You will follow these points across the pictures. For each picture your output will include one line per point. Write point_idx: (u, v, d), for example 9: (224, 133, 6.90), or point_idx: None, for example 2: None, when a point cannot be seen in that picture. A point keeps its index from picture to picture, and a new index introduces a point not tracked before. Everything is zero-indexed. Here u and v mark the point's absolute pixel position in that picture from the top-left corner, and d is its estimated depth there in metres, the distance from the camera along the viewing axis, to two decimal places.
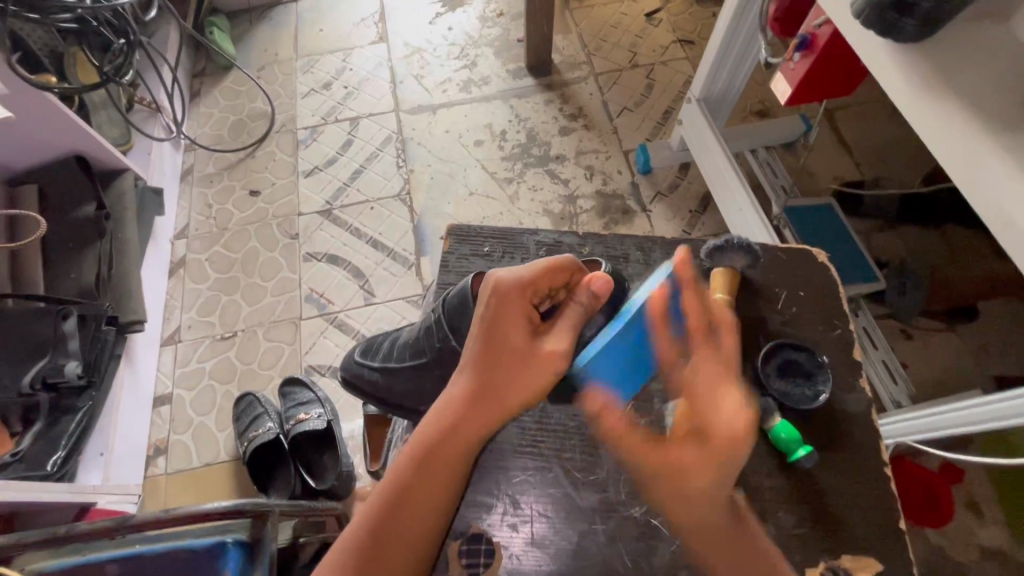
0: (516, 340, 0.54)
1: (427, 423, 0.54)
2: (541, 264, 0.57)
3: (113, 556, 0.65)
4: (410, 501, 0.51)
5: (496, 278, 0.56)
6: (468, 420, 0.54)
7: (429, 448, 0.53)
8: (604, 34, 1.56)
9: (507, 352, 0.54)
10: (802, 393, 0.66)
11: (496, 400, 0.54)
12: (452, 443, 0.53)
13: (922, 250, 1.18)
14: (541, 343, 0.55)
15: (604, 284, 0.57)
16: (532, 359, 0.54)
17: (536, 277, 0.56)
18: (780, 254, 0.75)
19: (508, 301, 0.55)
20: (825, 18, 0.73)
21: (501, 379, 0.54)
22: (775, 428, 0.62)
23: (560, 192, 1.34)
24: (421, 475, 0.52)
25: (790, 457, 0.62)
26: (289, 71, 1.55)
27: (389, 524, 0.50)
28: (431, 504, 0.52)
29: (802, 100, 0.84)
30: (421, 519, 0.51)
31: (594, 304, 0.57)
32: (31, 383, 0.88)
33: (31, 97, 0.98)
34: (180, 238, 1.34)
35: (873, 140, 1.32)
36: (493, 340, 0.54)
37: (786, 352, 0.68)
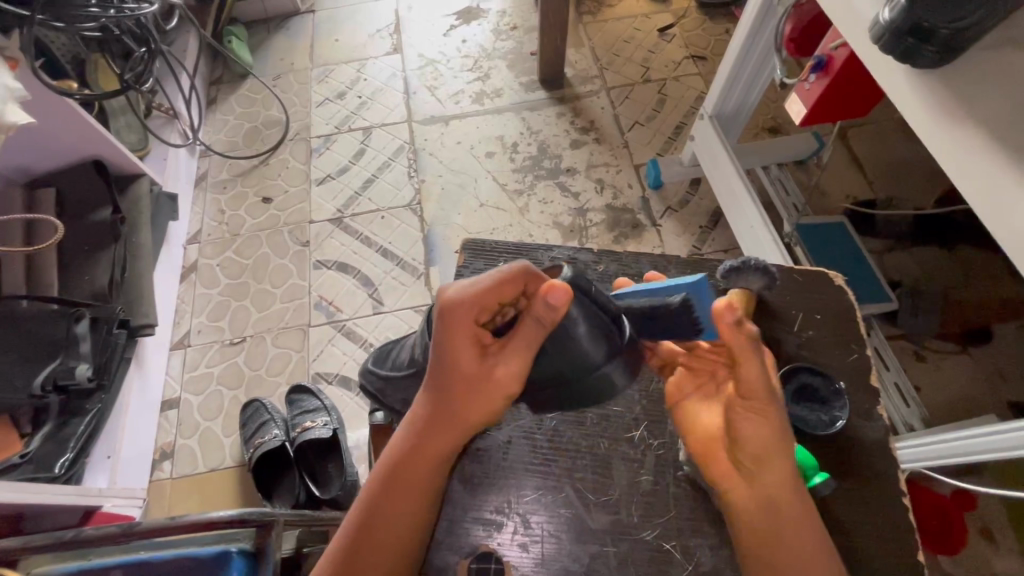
0: (467, 362, 0.50)
1: (399, 438, 0.53)
2: (490, 275, 0.49)
3: (118, 562, 0.65)
4: (385, 513, 0.52)
5: (444, 294, 0.49)
6: (432, 440, 0.52)
7: (399, 464, 0.52)
8: (616, 48, 1.57)
9: (462, 374, 0.50)
10: (819, 419, 0.65)
11: (454, 422, 0.51)
12: (418, 464, 0.53)
13: (936, 271, 1.17)
14: (492, 361, 0.50)
15: (562, 295, 0.47)
16: (487, 382, 0.50)
17: (482, 294, 0.49)
18: (797, 276, 0.75)
19: (455, 318, 0.49)
20: (842, 40, 0.73)
21: (460, 404, 0.51)
22: (793, 453, 0.62)
23: (570, 205, 1.34)
24: (388, 497, 0.52)
25: (807, 484, 0.62)
26: (305, 80, 1.57)
27: (365, 538, 0.51)
28: (405, 522, 0.52)
29: (817, 120, 0.84)
30: (394, 539, 0.52)
31: (551, 316, 0.48)
32: (42, 385, 0.88)
33: (54, 102, 1.00)
34: (193, 243, 1.35)
35: (886, 159, 1.31)
36: (443, 363, 0.50)
37: (803, 376, 0.67)
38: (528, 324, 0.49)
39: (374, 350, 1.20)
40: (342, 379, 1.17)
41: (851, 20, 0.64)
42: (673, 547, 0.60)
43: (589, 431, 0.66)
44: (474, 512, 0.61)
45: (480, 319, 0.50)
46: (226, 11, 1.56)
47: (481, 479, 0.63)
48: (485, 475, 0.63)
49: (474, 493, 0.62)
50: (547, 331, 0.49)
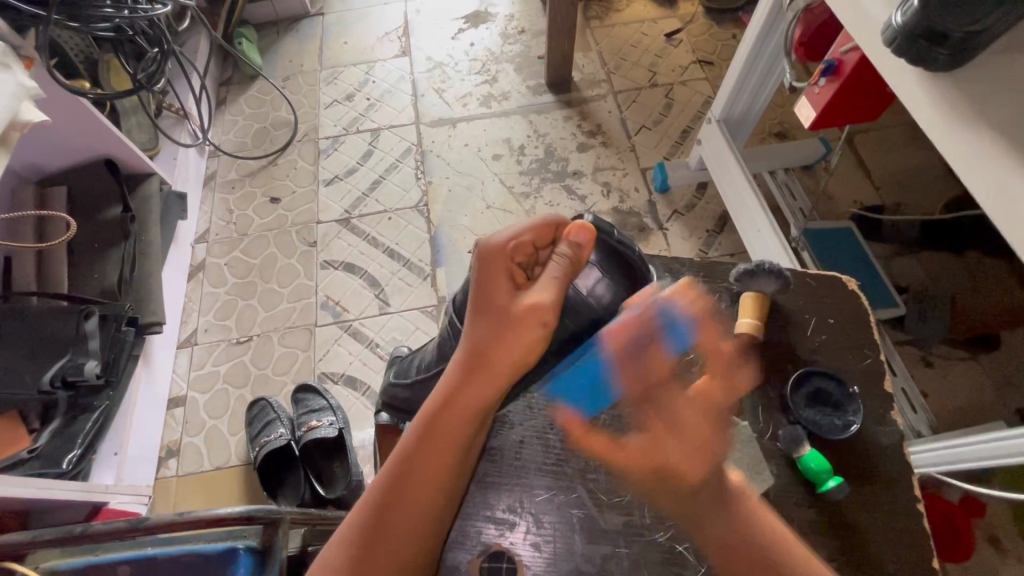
0: (504, 297, 0.54)
1: (434, 392, 0.55)
2: (526, 223, 0.57)
3: (125, 558, 0.65)
4: (417, 469, 0.52)
5: (484, 241, 0.56)
6: (466, 389, 0.54)
7: (433, 418, 0.53)
8: (623, 53, 1.58)
9: (497, 313, 0.54)
10: (833, 423, 0.64)
11: (489, 367, 0.53)
12: (453, 412, 0.53)
13: (944, 277, 1.17)
14: (524, 299, 0.54)
15: (587, 234, 0.57)
16: (519, 317, 0.53)
17: (521, 234, 0.56)
18: (810, 280, 0.74)
19: (492, 261, 0.56)
20: (853, 44, 0.73)
21: (492, 345, 0.53)
22: (805, 458, 0.61)
23: (576, 208, 1.34)
24: (424, 445, 0.53)
25: (820, 488, 0.61)
26: (313, 82, 1.58)
27: (395, 492, 0.52)
28: (435, 476, 0.53)
29: (827, 124, 0.84)
30: (427, 488, 0.52)
31: (579, 253, 0.56)
32: (50, 381, 0.89)
33: (67, 101, 1.01)
34: (201, 242, 1.36)
35: (893, 165, 1.31)
36: (483, 302, 0.55)
37: (817, 380, 0.67)
38: (556, 262, 0.56)
39: (381, 350, 1.20)
40: (348, 379, 1.18)
41: (864, 22, 0.64)
42: (686, 549, 0.60)
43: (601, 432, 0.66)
44: (485, 511, 0.61)
45: (514, 259, 0.56)
46: (237, 13, 1.58)
47: (493, 478, 0.63)
48: (497, 473, 0.63)
49: (486, 492, 0.62)
50: (575, 269, 0.56)
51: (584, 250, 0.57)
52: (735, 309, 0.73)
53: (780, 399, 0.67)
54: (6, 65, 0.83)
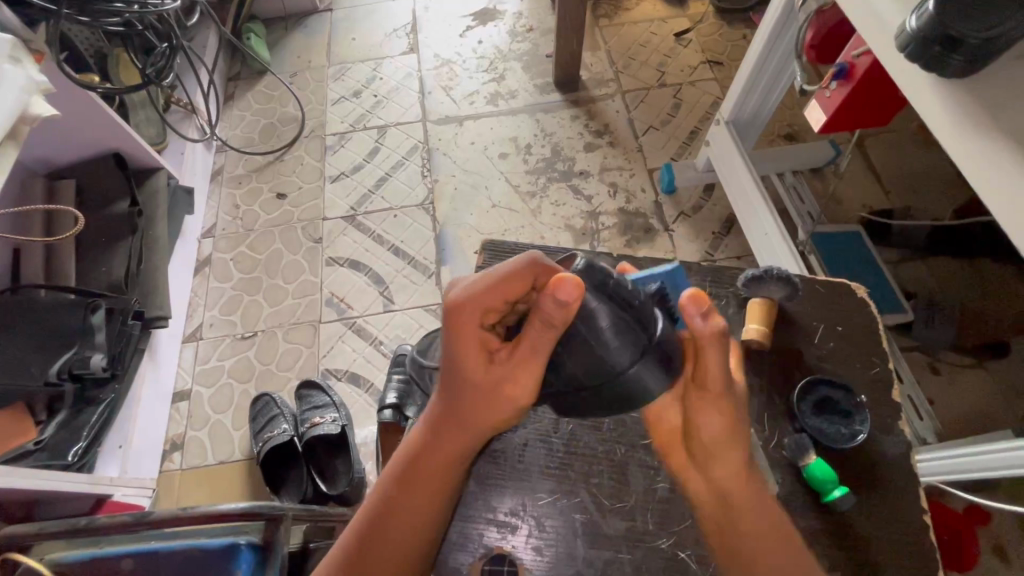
0: (473, 368, 0.49)
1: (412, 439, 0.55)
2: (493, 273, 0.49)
3: (129, 552, 0.66)
4: (397, 506, 0.53)
5: (450, 300, 0.48)
6: (443, 442, 0.53)
7: (411, 463, 0.54)
8: (632, 52, 1.57)
9: (464, 386, 0.50)
10: (839, 432, 0.64)
11: (465, 429, 0.52)
12: (431, 459, 0.54)
13: (953, 283, 1.16)
14: (498, 373, 0.49)
15: (571, 288, 0.45)
16: (486, 392, 0.50)
17: (488, 291, 0.48)
18: (818, 286, 0.74)
19: (459, 323, 0.48)
20: (866, 47, 0.72)
21: (459, 416, 0.52)
22: (811, 465, 0.61)
23: (582, 208, 1.34)
24: (404, 485, 0.54)
25: (825, 497, 0.61)
26: (321, 78, 1.58)
27: (377, 527, 0.53)
28: (417, 515, 0.54)
29: (837, 128, 0.83)
30: (409, 526, 0.54)
31: (564, 313, 0.46)
32: (58, 373, 0.90)
33: (77, 95, 1.01)
34: (207, 237, 1.36)
35: (904, 169, 1.29)
36: (448, 370, 0.50)
37: (823, 388, 0.67)
38: (532, 323, 0.47)
39: (385, 348, 1.21)
40: (351, 376, 1.18)
41: (877, 26, 0.64)
42: (688, 556, 0.60)
43: (605, 437, 0.66)
44: (488, 513, 0.61)
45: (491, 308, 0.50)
46: (246, 8, 1.58)
47: (495, 480, 0.63)
48: (499, 475, 0.63)
49: (488, 494, 0.62)
50: (556, 330, 0.47)
51: (570, 306, 0.45)
52: (743, 314, 0.72)
53: (787, 406, 0.66)
54: (18, 60, 0.83)
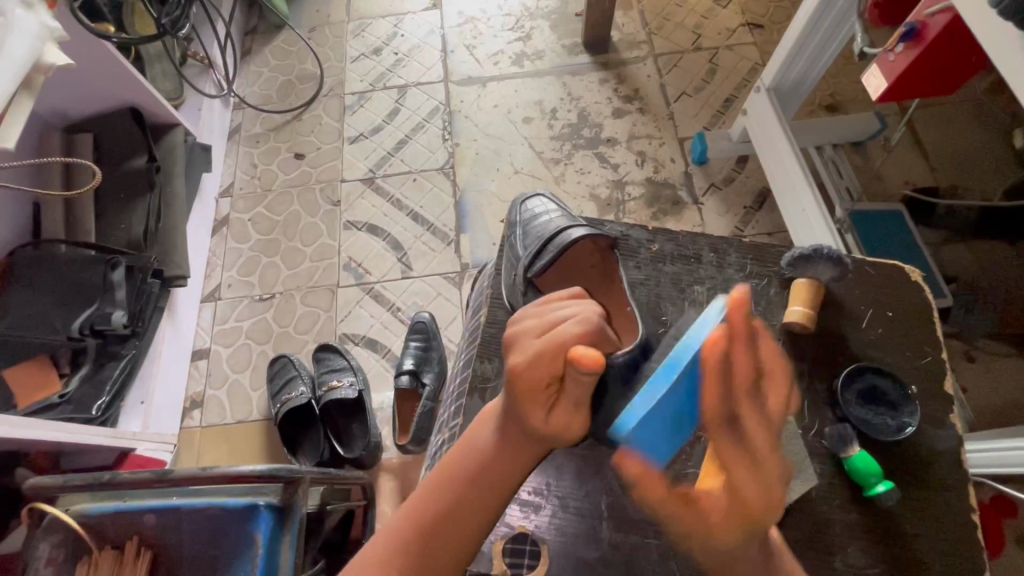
0: (535, 416, 0.46)
1: (479, 439, 0.52)
2: (553, 335, 0.44)
3: (150, 507, 0.66)
4: (461, 502, 0.50)
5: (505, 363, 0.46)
6: (512, 446, 0.50)
7: (481, 461, 0.51)
8: (667, 12, 1.48)
9: (531, 425, 0.47)
10: (885, 424, 0.61)
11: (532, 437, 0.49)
12: (502, 459, 0.50)
13: (999, 269, 1.10)
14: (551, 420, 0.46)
15: (593, 361, 0.40)
16: (554, 439, 0.48)
17: (547, 357, 0.43)
18: (868, 269, 0.70)
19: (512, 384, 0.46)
20: (944, 5, 0.65)
21: (528, 438, 0.49)
22: (853, 457, 0.59)
23: (608, 177, 1.29)
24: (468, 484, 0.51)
25: (868, 491, 0.59)
26: (340, 34, 1.52)
27: (439, 521, 0.50)
28: (481, 514, 0.50)
29: (898, 97, 0.77)
30: (470, 526, 0.50)
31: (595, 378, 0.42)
32: (80, 328, 0.91)
33: (90, 43, 0.98)
34: (225, 196, 1.34)
35: (954, 146, 1.22)
36: (515, 412, 0.48)
37: (870, 377, 0.63)
38: (573, 386, 0.44)
39: (403, 316, 1.19)
40: (369, 342, 1.17)
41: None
42: None
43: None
44: None
45: (598, 282, 0.69)
46: None
47: None
48: None
49: None
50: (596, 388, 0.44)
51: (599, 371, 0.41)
52: (785, 295, 0.69)
53: (826, 395, 0.64)
54: (30, 5, 0.80)
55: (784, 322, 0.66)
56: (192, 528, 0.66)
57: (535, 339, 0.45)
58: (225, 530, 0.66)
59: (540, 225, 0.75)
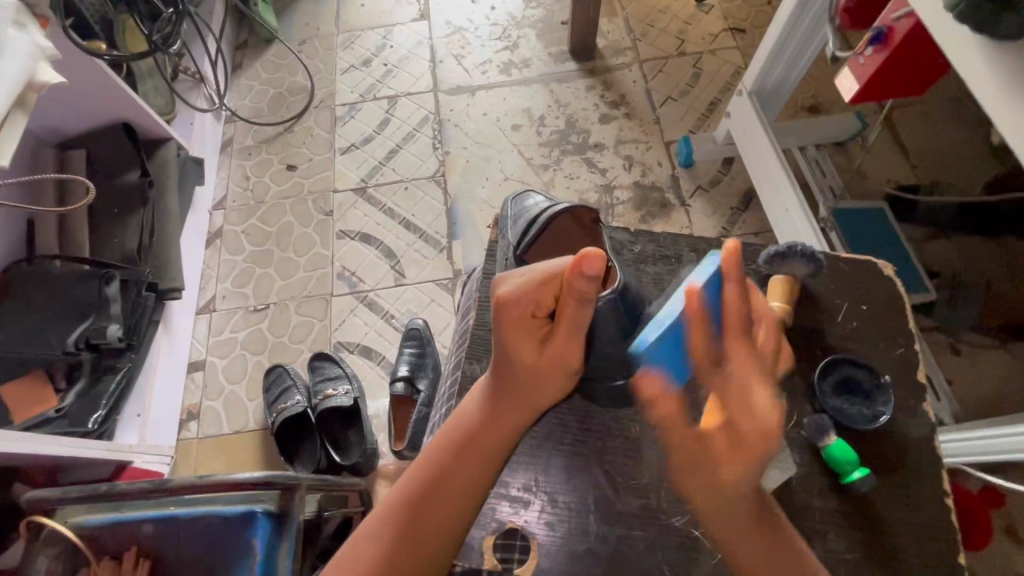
0: (525, 351, 0.52)
1: (470, 408, 0.56)
2: (545, 269, 0.51)
3: (147, 517, 0.67)
4: (453, 472, 0.53)
5: (497, 298, 0.52)
6: (501, 410, 0.55)
7: (471, 430, 0.55)
8: (651, 19, 1.50)
9: (518, 367, 0.53)
10: (860, 414, 0.63)
11: (519, 394, 0.55)
12: (491, 426, 0.55)
13: (980, 262, 1.12)
14: (545, 351, 0.52)
15: (598, 263, 0.44)
16: (545, 373, 0.53)
17: (537, 285, 0.50)
18: (843, 264, 0.72)
19: (509, 318, 0.51)
20: (907, 10, 0.68)
21: (516, 395, 0.55)
22: (830, 447, 0.60)
23: (596, 181, 1.31)
24: (460, 455, 0.54)
25: (845, 479, 0.60)
26: (330, 47, 1.54)
27: (432, 492, 0.53)
28: (474, 482, 0.54)
29: (869, 98, 0.79)
30: (462, 495, 0.53)
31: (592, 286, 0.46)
32: (75, 343, 0.91)
33: (82, 62, 0.99)
34: (219, 209, 1.35)
35: (933, 143, 1.24)
36: (502, 362, 0.54)
37: (845, 368, 0.65)
38: (574, 305, 0.48)
39: (396, 323, 1.21)
40: (363, 349, 1.18)
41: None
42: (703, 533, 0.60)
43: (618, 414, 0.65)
44: (501, 488, 0.62)
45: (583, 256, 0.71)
46: None
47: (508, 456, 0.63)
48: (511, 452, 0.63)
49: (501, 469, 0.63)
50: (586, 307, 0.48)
51: (599, 278, 0.46)
52: (763, 292, 0.71)
53: (806, 387, 0.66)
54: (22, 25, 0.81)
55: None
56: (189, 537, 0.67)
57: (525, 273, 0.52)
58: (225, 538, 0.66)
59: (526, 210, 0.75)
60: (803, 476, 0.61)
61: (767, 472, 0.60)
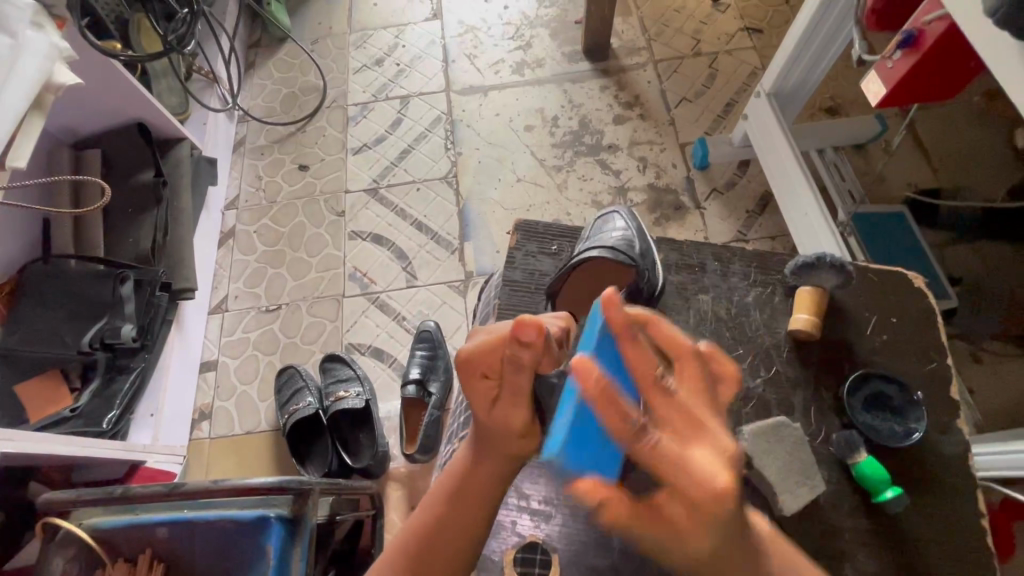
0: (478, 408, 0.50)
1: (458, 462, 0.55)
2: (498, 331, 0.48)
3: (161, 520, 0.66)
4: (448, 525, 0.53)
5: (458, 356, 0.48)
6: (485, 467, 0.53)
7: (460, 485, 0.54)
8: (665, 18, 1.48)
9: (479, 430, 0.52)
10: (892, 430, 0.62)
11: (500, 453, 0.52)
12: (479, 482, 0.53)
13: (1005, 269, 1.10)
14: (499, 413, 0.49)
15: (533, 329, 0.44)
16: (502, 449, 0.52)
17: (488, 347, 0.47)
18: (872, 276, 0.70)
19: (469, 375, 0.48)
20: (939, 13, 0.66)
21: (496, 454, 0.52)
22: (861, 464, 0.59)
23: (610, 183, 1.29)
24: (452, 508, 0.53)
25: (877, 497, 0.59)
26: (342, 46, 1.54)
27: (427, 546, 0.53)
28: (466, 535, 0.53)
29: (896, 102, 0.78)
30: (456, 547, 0.53)
31: (535, 352, 0.46)
32: (90, 342, 0.92)
33: (97, 63, 0.99)
34: (231, 209, 1.36)
35: (955, 147, 1.22)
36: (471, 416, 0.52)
37: (876, 382, 0.64)
38: (511, 371, 0.47)
39: (408, 324, 1.20)
40: (375, 351, 1.18)
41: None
42: None
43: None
44: (522, 501, 0.63)
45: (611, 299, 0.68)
46: None
47: (530, 470, 0.64)
48: (532, 464, 0.65)
49: (522, 483, 0.64)
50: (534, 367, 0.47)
51: (541, 346, 0.45)
52: (790, 303, 0.70)
53: (835, 403, 0.65)
54: (40, 25, 0.80)
55: (789, 330, 0.67)
56: (204, 541, 0.67)
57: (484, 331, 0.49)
58: (238, 542, 0.66)
59: (594, 235, 0.73)
60: (833, 494, 0.61)
61: (796, 489, 0.59)
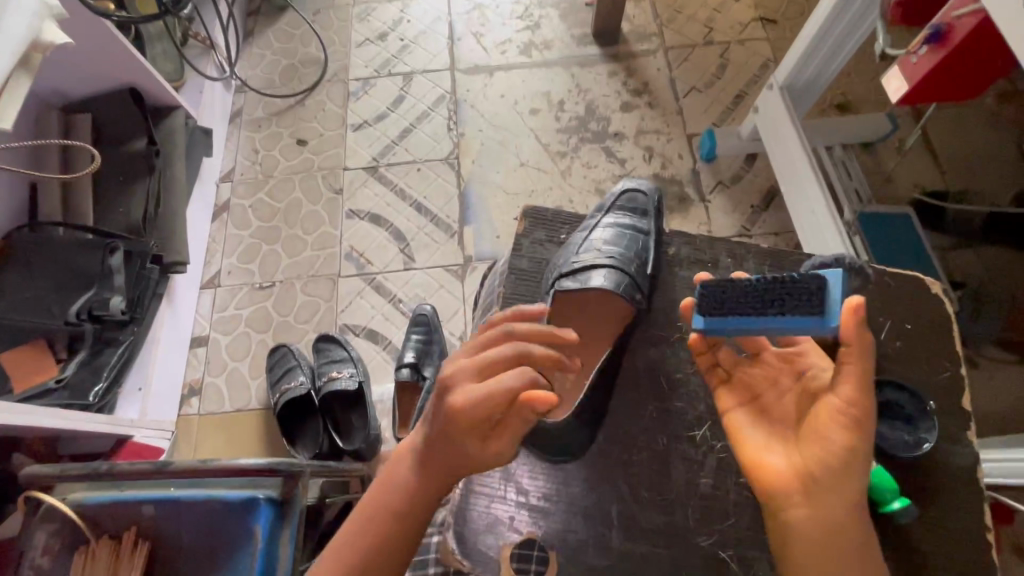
0: (461, 442, 0.49)
1: (402, 469, 0.52)
2: (494, 384, 0.47)
3: (148, 498, 0.65)
4: (391, 530, 0.51)
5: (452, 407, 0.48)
6: (434, 474, 0.51)
7: (403, 489, 0.52)
8: (679, 4, 1.45)
9: (436, 438, 0.50)
10: (902, 440, 0.61)
11: (457, 462, 0.50)
12: (426, 485, 0.51)
13: (1010, 276, 1.09)
14: (483, 449, 0.49)
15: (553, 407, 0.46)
16: (459, 464, 0.50)
17: (484, 402, 0.47)
18: (886, 279, 0.69)
19: (456, 424, 0.48)
20: (971, 9, 0.65)
21: (449, 464, 0.50)
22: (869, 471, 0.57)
23: (615, 172, 1.27)
24: (397, 514, 0.52)
25: (882, 508, 0.58)
26: (345, 18, 1.49)
27: (369, 554, 0.51)
28: (412, 539, 0.52)
29: (917, 101, 0.75)
30: (401, 554, 0.52)
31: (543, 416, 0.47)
32: (77, 313, 0.90)
33: (90, 24, 0.95)
34: (226, 181, 1.32)
35: (965, 149, 1.20)
36: (433, 432, 0.50)
37: (888, 391, 0.63)
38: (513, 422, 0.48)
39: (404, 308, 1.18)
40: (369, 333, 1.16)
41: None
42: (727, 552, 0.60)
43: (646, 426, 0.65)
44: (521, 497, 0.62)
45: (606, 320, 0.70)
46: None
47: (528, 465, 0.63)
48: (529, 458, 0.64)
49: (519, 477, 0.63)
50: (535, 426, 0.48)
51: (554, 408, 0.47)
52: None
53: None
54: None
55: None
56: (190, 520, 0.65)
57: (478, 389, 0.47)
58: (224, 524, 0.64)
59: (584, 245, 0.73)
60: None
61: None
